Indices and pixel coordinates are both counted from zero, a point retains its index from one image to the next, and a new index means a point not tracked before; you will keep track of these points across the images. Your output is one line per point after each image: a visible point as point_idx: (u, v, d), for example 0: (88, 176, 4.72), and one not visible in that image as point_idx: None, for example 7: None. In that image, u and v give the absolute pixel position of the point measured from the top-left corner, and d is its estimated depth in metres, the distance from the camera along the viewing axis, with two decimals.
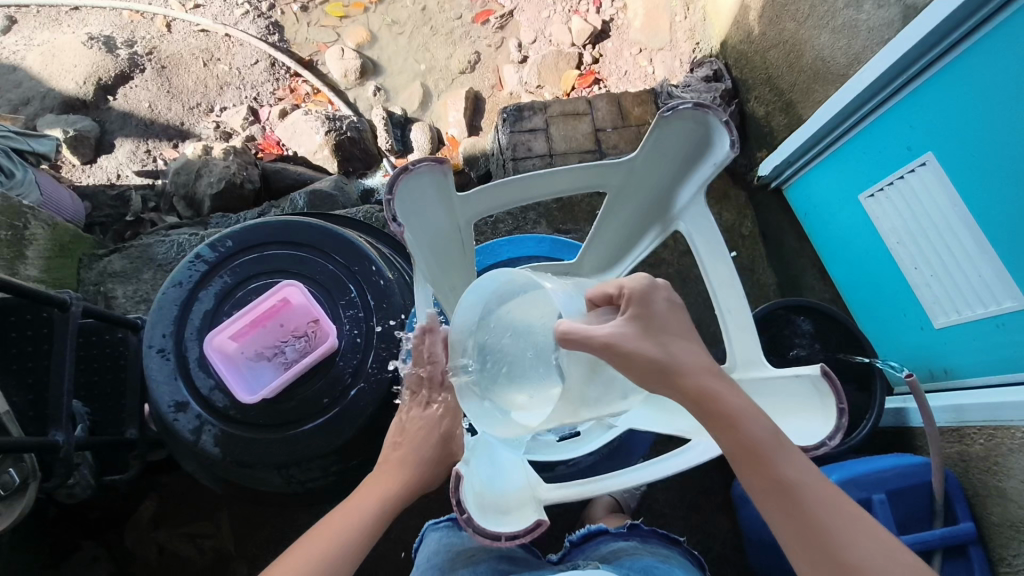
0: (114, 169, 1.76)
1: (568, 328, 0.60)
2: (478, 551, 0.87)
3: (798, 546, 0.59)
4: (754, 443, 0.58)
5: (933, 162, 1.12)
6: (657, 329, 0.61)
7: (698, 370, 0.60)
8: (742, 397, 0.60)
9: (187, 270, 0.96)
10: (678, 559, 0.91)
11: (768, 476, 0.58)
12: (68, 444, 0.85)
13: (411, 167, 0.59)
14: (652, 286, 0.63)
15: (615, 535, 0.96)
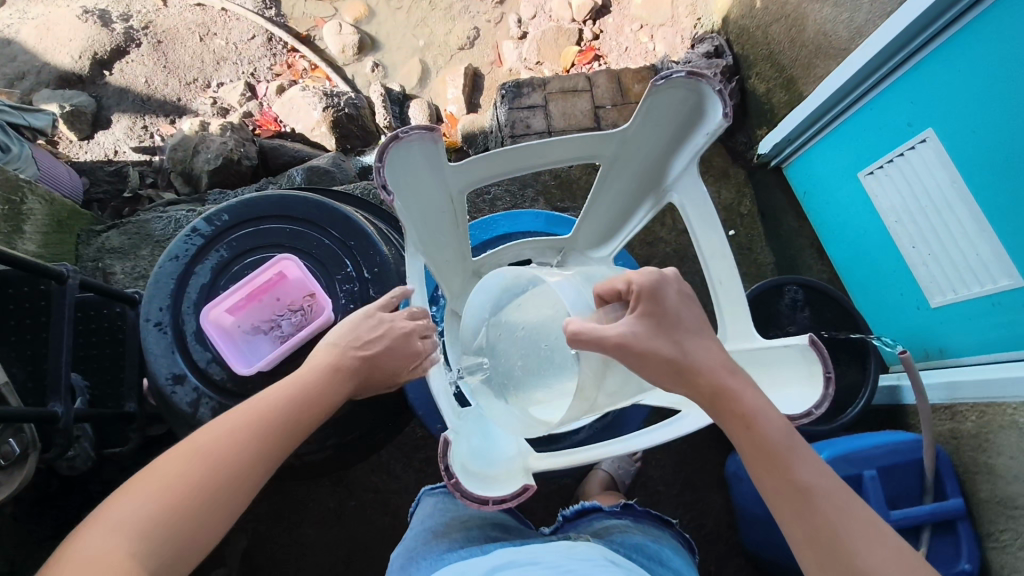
0: (112, 145, 1.75)
1: (577, 327, 0.61)
2: (472, 518, 0.88)
3: (812, 552, 0.56)
4: (766, 439, 0.58)
5: (933, 139, 1.11)
6: (669, 326, 0.62)
7: (710, 361, 0.62)
8: (759, 396, 0.60)
9: (183, 243, 0.96)
10: (668, 539, 0.94)
11: (782, 474, 0.58)
12: (67, 415, 0.85)
13: (401, 135, 0.58)
14: (664, 278, 0.64)
15: (608, 513, 0.96)
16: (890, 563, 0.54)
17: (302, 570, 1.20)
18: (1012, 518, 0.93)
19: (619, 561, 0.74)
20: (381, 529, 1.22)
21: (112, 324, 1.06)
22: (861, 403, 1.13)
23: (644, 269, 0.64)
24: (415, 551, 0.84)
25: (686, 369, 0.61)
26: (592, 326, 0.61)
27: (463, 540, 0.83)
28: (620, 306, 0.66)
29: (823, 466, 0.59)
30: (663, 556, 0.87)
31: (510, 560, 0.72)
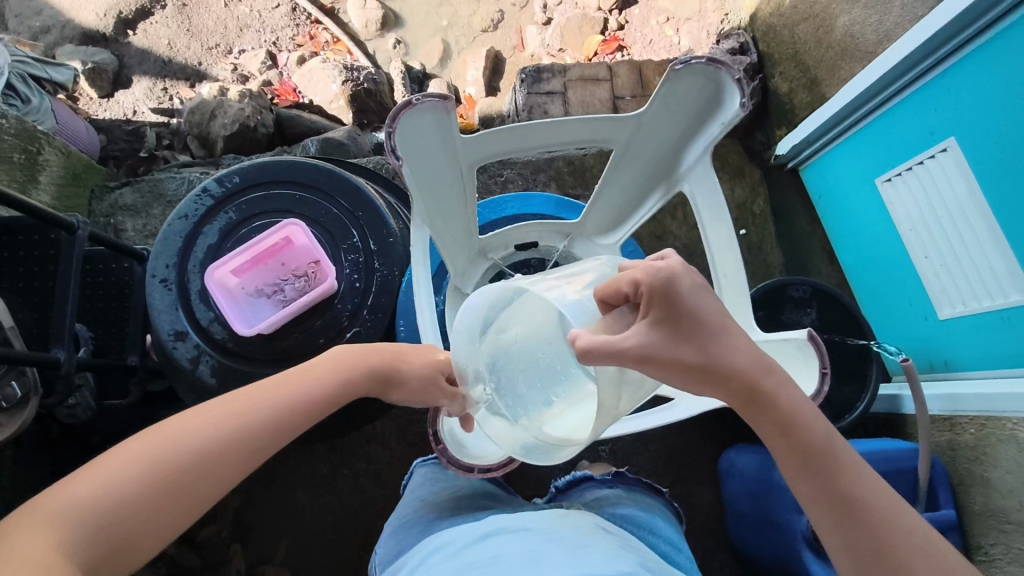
0: (131, 105, 1.76)
1: (588, 344, 0.55)
2: (463, 486, 0.90)
3: (849, 555, 0.57)
4: (803, 441, 0.59)
5: (955, 148, 1.10)
6: (690, 330, 0.58)
7: (746, 360, 0.60)
8: (797, 395, 0.60)
9: (193, 203, 0.97)
10: (658, 507, 0.94)
11: (824, 482, 0.59)
12: (69, 362, 0.86)
13: (413, 102, 0.58)
14: (675, 275, 0.58)
15: (601, 483, 0.97)
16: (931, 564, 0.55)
17: (292, 535, 1.22)
18: (1002, 533, 0.92)
19: (612, 531, 0.75)
20: (371, 500, 1.23)
21: (119, 279, 1.07)
22: (860, 412, 1.11)
23: (653, 266, 0.58)
24: (408, 518, 0.85)
25: (707, 362, 0.59)
26: (603, 338, 0.55)
27: (452, 508, 0.83)
28: (629, 312, 0.60)
29: (863, 467, 0.60)
30: (655, 526, 0.87)
31: (504, 526, 0.73)
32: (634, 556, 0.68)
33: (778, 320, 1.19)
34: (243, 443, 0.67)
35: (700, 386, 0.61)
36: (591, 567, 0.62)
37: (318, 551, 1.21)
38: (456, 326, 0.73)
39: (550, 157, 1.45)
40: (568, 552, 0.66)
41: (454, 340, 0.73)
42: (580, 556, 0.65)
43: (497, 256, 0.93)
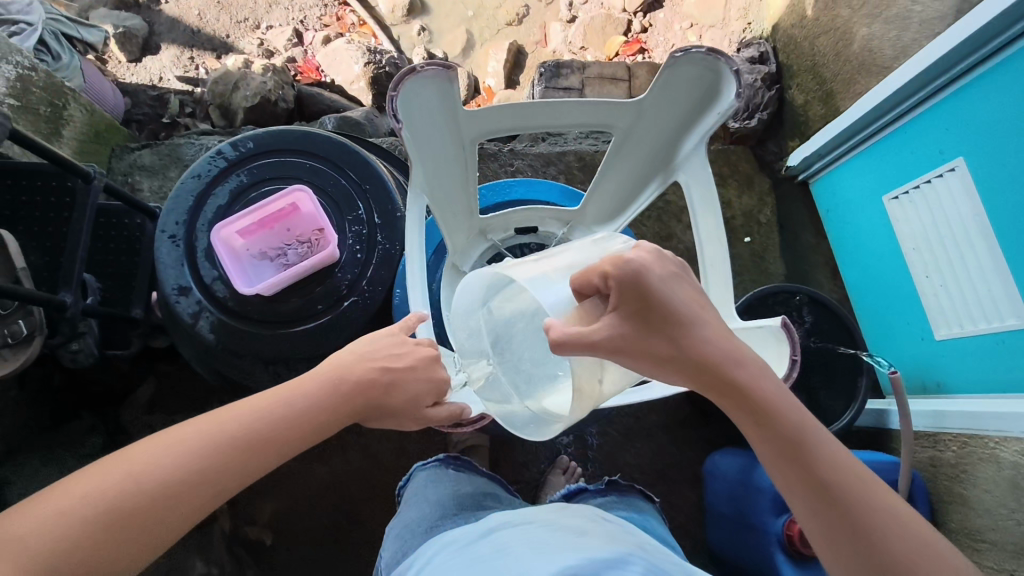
0: (157, 71, 1.79)
1: (560, 335, 0.56)
2: (464, 487, 0.93)
3: (830, 545, 0.55)
4: (782, 431, 0.56)
5: (962, 168, 1.10)
6: (658, 320, 0.57)
7: (717, 351, 0.57)
8: (773, 382, 0.58)
9: (206, 164, 0.99)
10: (650, 510, 0.97)
11: (803, 472, 0.56)
12: (74, 306, 0.89)
13: (417, 69, 0.59)
14: (645, 266, 0.57)
15: (594, 492, 0.97)
16: (914, 550, 0.53)
17: (278, 500, 1.24)
18: (976, 551, 0.93)
19: (611, 519, 0.78)
20: (358, 471, 1.25)
21: (131, 234, 1.10)
22: (841, 425, 1.11)
23: (623, 258, 0.57)
24: (411, 519, 0.86)
25: (677, 353, 0.57)
26: (575, 330, 0.56)
27: (454, 507, 0.86)
28: (599, 302, 0.59)
29: (840, 453, 0.57)
30: (649, 527, 0.90)
31: (508, 520, 0.74)
32: (633, 542, 0.70)
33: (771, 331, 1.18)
34: (230, 447, 0.62)
35: (670, 374, 0.59)
36: (597, 552, 0.64)
37: (302, 518, 1.24)
38: (456, 307, 0.76)
39: (561, 151, 1.47)
40: (572, 538, 0.68)
41: (455, 323, 0.78)
42: (582, 543, 0.66)
43: (496, 238, 0.95)
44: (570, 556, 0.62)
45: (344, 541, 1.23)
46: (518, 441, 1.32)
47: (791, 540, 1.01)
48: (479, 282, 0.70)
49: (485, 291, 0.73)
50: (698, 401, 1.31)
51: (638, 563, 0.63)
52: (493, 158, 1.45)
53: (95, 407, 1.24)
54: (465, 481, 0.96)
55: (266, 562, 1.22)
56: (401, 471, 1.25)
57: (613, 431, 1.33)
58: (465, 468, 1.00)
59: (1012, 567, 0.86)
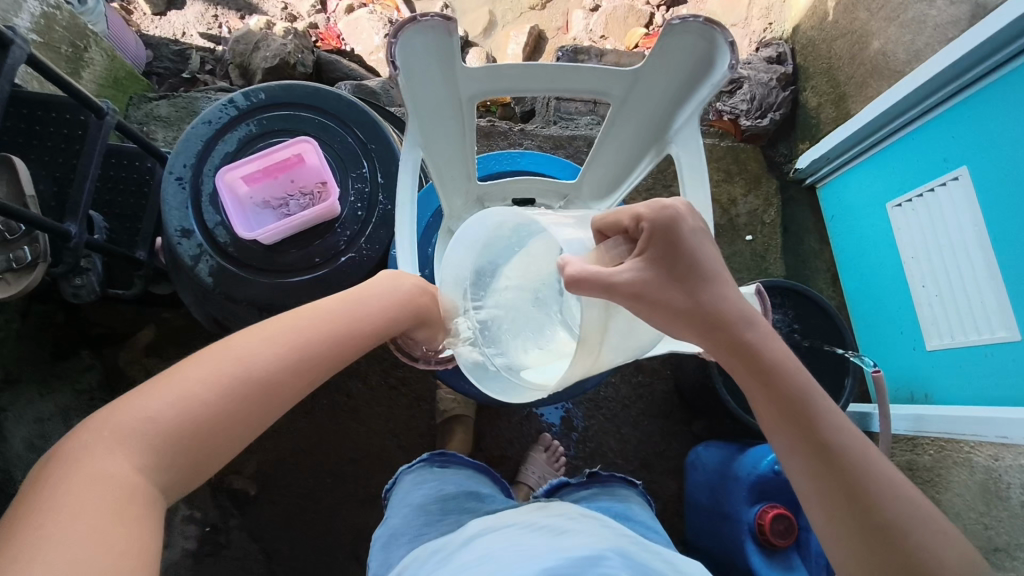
0: (181, 27, 1.81)
1: (579, 273, 0.55)
2: (447, 486, 0.91)
3: (822, 501, 0.55)
4: (785, 392, 0.57)
5: (966, 177, 1.10)
6: (684, 271, 0.57)
7: (731, 309, 0.58)
8: (782, 347, 0.59)
9: (218, 111, 1.01)
10: (636, 498, 0.93)
11: (803, 430, 0.56)
12: (79, 238, 0.92)
13: (418, 18, 0.60)
14: (680, 213, 0.57)
15: (576, 486, 0.94)
16: (910, 514, 0.52)
17: (264, 454, 1.26)
18: None
19: (591, 514, 0.74)
20: (345, 433, 1.28)
21: (140, 177, 1.13)
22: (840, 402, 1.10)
23: (660, 203, 0.57)
24: (396, 527, 0.84)
25: (696, 307, 0.57)
26: (596, 269, 0.55)
27: (438, 513, 0.84)
28: (624, 243, 0.61)
29: (844, 418, 0.57)
30: (633, 512, 0.87)
31: (486, 527, 0.71)
32: (614, 534, 0.67)
33: None
34: None
35: (686, 330, 0.59)
36: (573, 549, 0.61)
37: (287, 473, 1.26)
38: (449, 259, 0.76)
39: (572, 135, 1.48)
40: (552, 537, 0.65)
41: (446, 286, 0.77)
42: (561, 544, 0.63)
43: (493, 206, 0.97)
44: (550, 556, 0.60)
45: (326, 500, 1.25)
46: (503, 418, 1.33)
47: (762, 530, 1.00)
48: (478, 227, 0.72)
49: (488, 238, 0.73)
50: (685, 390, 1.32)
51: (614, 557, 0.60)
52: (504, 136, 1.46)
53: (94, 347, 1.26)
54: (453, 480, 0.93)
55: (247, 513, 1.24)
56: (388, 434, 1.28)
57: (599, 416, 1.34)
58: (451, 463, 0.99)
59: None
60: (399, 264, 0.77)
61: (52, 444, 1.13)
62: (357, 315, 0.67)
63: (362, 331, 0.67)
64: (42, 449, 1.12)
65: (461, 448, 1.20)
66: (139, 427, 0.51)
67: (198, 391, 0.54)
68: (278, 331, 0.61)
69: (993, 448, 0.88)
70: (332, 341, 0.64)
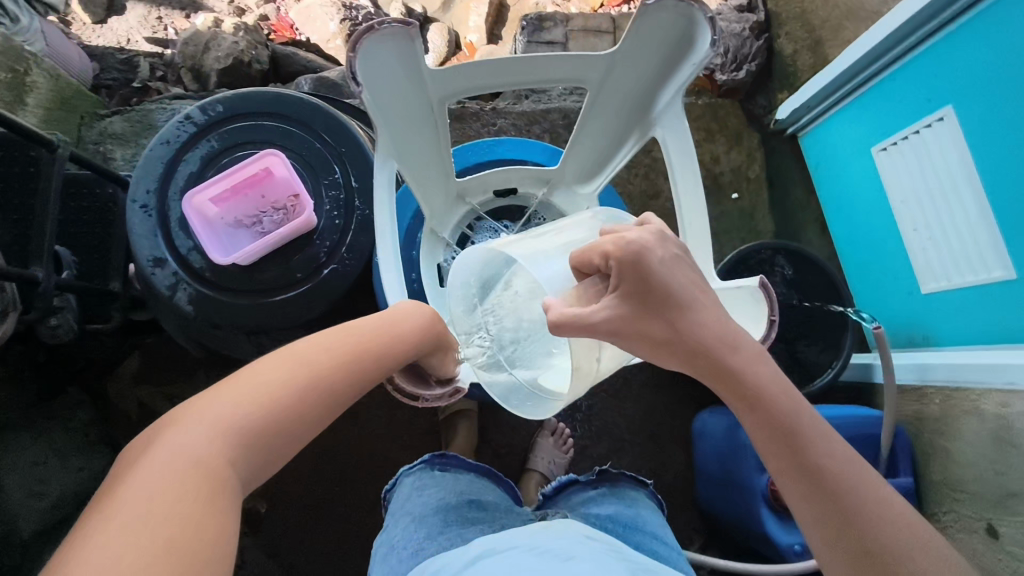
0: (124, 33, 1.71)
1: (558, 318, 0.55)
2: (448, 496, 0.89)
3: (817, 529, 0.53)
4: (773, 418, 0.54)
5: (952, 117, 1.08)
6: (658, 303, 0.55)
7: (708, 335, 0.55)
8: (768, 369, 0.56)
9: (175, 129, 0.96)
10: (645, 501, 0.91)
11: (792, 456, 0.54)
12: (48, 281, 0.89)
13: (376, 27, 0.56)
14: (646, 247, 0.54)
15: (586, 485, 0.92)
16: (903, 540, 0.51)
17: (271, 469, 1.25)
18: (954, 501, 0.96)
19: (599, 536, 0.72)
20: (349, 439, 1.26)
21: (103, 205, 1.08)
22: (842, 359, 1.10)
23: (623, 237, 0.55)
24: (395, 539, 0.82)
25: (675, 337, 0.55)
26: (573, 314, 0.54)
27: (439, 524, 0.82)
28: (601, 280, 0.58)
29: (839, 443, 0.55)
30: (642, 521, 0.84)
31: (490, 548, 0.69)
32: (622, 564, 0.65)
33: None
34: None
35: (668, 358, 0.57)
36: None
37: (295, 486, 1.25)
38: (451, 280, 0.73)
39: (546, 109, 1.43)
40: (559, 563, 0.63)
41: (449, 296, 0.74)
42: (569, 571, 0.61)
43: (475, 201, 0.94)
44: None
45: (338, 508, 1.25)
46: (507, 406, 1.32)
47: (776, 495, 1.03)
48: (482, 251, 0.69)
49: (488, 259, 0.70)
50: None
51: None
52: (476, 118, 1.41)
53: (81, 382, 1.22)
54: (455, 488, 0.92)
55: (261, 529, 1.23)
56: (392, 436, 1.27)
57: (601, 394, 1.33)
58: (452, 466, 0.97)
59: (992, 515, 0.89)
60: (385, 287, 0.73)
61: (54, 487, 1.10)
62: (397, 323, 0.67)
63: (404, 339, 0.67)
64: (44, 494, 1.09)
65: (468, 443, 1.20)
66: (201, 430, 0.50)
67: (248, 392, 0.53)
68: (331, 332, 0.62)
69: (1001, 395, 0.89)
70: (381, 343, 0.64)
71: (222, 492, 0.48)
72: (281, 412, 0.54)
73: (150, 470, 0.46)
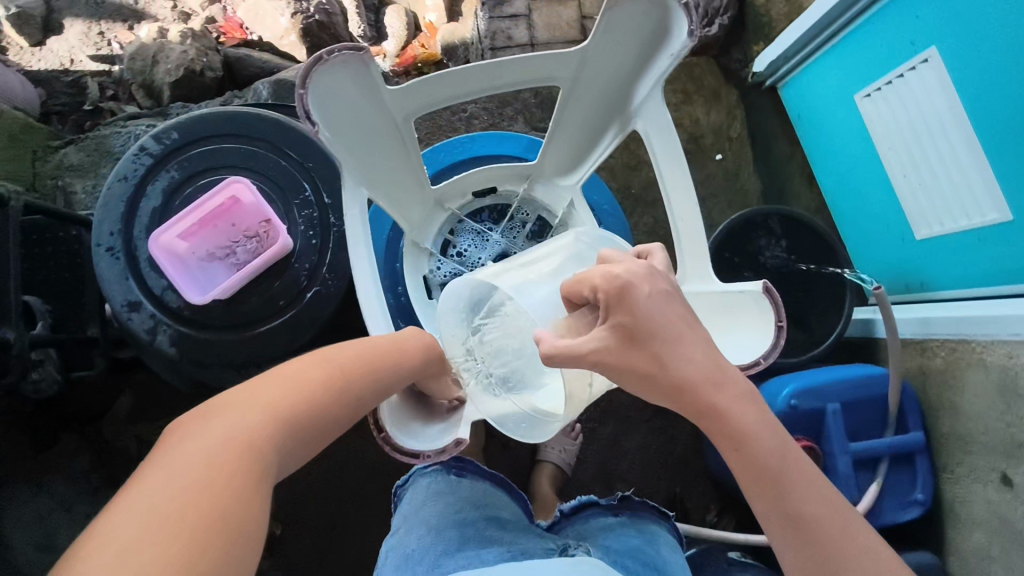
0: (66, 53, 1.63)
1: (551, 348, 0.54)
2: (466, 508, 0.87)
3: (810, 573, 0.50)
4: (758, 464, 0.51)
5: (936, 59, 1.04)
6: (645, 337, 0.52)
7: (694, 372, 0.52)
8: (752, 412, 0.52)
9: (131, 163, 0.91)
10: (666, 538, 0.89)
11: (777, 497, 0.51)
12: (20, 342, 0.86)
13: (324, 57, 0.57)
14: (633, 281, 0.53)
15: (606, 510, 0.92)
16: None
17: (282, 490, 1.24)
18: (966, 453, 0.97)
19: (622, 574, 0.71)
20: (356, 451, 1.25)
21: (69, 248, 1.03)
22: (841, 327, 1.07)
23: (612, 271, 0.53)
24: (411, 548, 0.81)
25: (659, 373, 0.52)
26: (565, 342, 0.53)
27: (457, 539, 0.80)
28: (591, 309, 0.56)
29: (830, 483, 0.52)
30: (662, 556, 0.82)
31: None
32: None
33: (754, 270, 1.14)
34: None
35: (656, 397, 0.54)
36: None
37: (307, 503, 1.24)
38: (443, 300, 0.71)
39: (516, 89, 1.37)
40: None
41: (441, 320, 0.73)
42: None
43: (454, 206, 0.90)
44: None
45: (353, 521, 1.24)
46: None
47: None
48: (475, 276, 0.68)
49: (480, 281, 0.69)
50: None
51: None
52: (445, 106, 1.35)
53: (75, 427, 1.19)
54: (473, 499, 0.90)
55: (278, 550, 1.23)
56: None
57: None
58: (468, 472, 0.96)
59: (1003, 466, 0.89)
60: (367, 322, 0.69)
61: (61, 539, 1.09)
62: (408, 338, 0.70)
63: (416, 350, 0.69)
64: (53, 547, 1.07)
65: (476, 443, 1.18)
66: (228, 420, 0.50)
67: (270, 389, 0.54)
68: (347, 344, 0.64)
69: (1008, 347, 0.89)
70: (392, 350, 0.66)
71: (261, 471, 0.48)
72: (314, 408, 0.55)
73: (191, 449, 0.47)
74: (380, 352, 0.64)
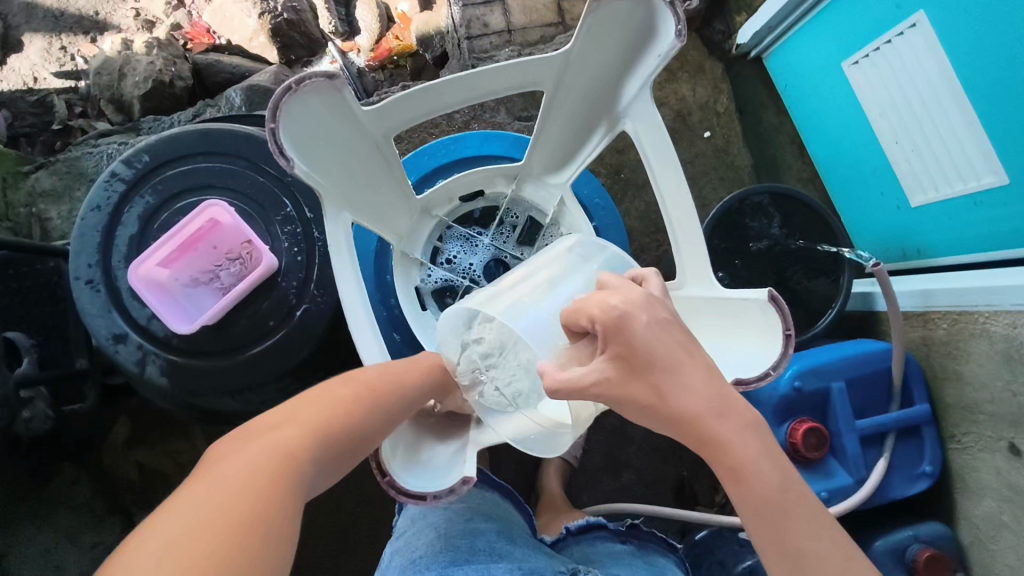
0: (29, 71, 1.59)
1: (555, 383, 0.54)
2: (476, 517, 0.86)
3: None
4: (757, 501, 0.50)
5: (924, 23, 1.00)
6: (643, 365, 0.52)
7: (697, 404, 0.52)
8: (750, 442, 0.51)
9: (103, 191, 0.88)
10: (674, 569, 0.88)
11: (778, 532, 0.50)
12: (7, 385, 0.84)
13: (294, 87, 0.57)
14: (630, 311, 0.53)
15: (615, 534, 0.92)
16: None
17: None
18: (973, 423, 0.96)
19: None
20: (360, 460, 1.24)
21: (49, 280, 1.01)
22: (840, 304, 1.06)
23: (609, 303, 0.53)
24: (419, 554, 0.80)
25: (659, 403, 0.52)
26: (567, 377, 0.54)
27: (466, 549, 0.79)
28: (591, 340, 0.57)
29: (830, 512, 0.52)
30: None
31: None
32: None
33: (747, 259, 1.12)
34: None
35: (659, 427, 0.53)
36: None
37: (316, 515, 1.23)
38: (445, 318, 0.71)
39: None
40: None
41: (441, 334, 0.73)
42: None
43: (441, 212, 0.87)
44: None
45: (363, 529, 1.23)
46: None
47: (796, 447, 0.99)
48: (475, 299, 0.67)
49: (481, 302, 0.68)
50: None
51: None
52: None
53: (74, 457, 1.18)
54: (482, 509, 0.89)
55: (290, 564, 1.22)
56: None
57: None
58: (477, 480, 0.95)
59: (1011, 435, 0.89)
60: (362, 350, 0.67)
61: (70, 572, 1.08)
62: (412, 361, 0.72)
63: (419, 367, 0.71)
64: None
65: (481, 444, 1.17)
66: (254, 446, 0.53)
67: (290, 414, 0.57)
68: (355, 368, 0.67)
69: (1010, 316, 0.88)
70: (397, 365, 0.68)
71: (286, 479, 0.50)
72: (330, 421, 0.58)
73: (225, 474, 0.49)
74: (400, 368, 0.68)
